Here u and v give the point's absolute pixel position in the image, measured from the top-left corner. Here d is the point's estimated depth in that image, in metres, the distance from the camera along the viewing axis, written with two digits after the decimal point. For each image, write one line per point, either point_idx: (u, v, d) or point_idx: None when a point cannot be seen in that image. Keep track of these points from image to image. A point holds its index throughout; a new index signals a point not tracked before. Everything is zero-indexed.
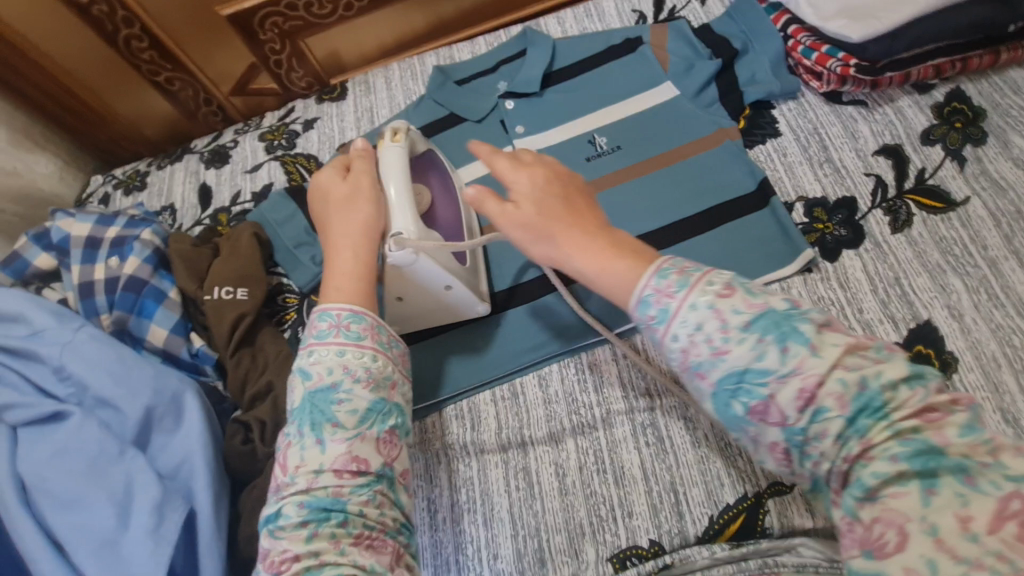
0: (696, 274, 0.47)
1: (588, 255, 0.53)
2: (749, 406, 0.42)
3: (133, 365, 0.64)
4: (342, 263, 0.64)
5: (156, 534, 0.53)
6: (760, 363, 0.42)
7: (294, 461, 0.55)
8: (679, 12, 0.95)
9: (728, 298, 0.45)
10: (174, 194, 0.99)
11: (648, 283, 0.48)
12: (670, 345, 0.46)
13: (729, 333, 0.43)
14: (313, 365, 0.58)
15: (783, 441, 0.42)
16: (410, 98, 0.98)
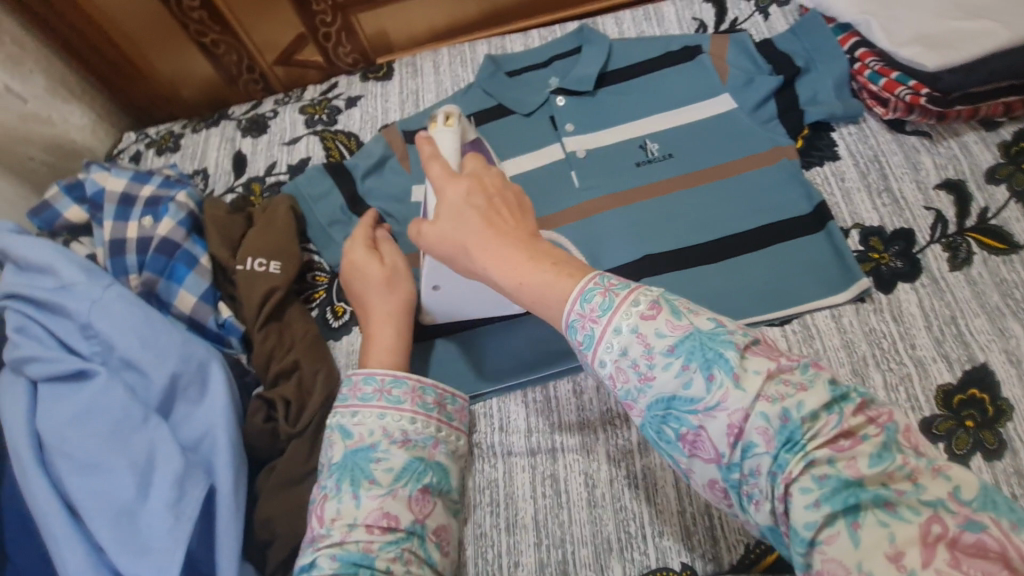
0: (621, 294, 0.46)
1: (505, 267, 0.52)
2: (680, 433, 0.42)
3: (161, 330, 0.62)
4: (383, 337, 0.69)
5: (177, 508, 0.51)
6: (686, 391, 0.41)
7: (330, 514, 0.57)
8: (741, 24, 0.93)
9: (650, 321, 0.44)
10: (207, 158, 0.97)
11: (572, 308, 0.47)
12: (600, 370, 0.46)
13: (653, 358, 0.43)
14: (356, 425, 0.62)
15: (721, 479, 0.41)
16: (458, 85, 0.96)
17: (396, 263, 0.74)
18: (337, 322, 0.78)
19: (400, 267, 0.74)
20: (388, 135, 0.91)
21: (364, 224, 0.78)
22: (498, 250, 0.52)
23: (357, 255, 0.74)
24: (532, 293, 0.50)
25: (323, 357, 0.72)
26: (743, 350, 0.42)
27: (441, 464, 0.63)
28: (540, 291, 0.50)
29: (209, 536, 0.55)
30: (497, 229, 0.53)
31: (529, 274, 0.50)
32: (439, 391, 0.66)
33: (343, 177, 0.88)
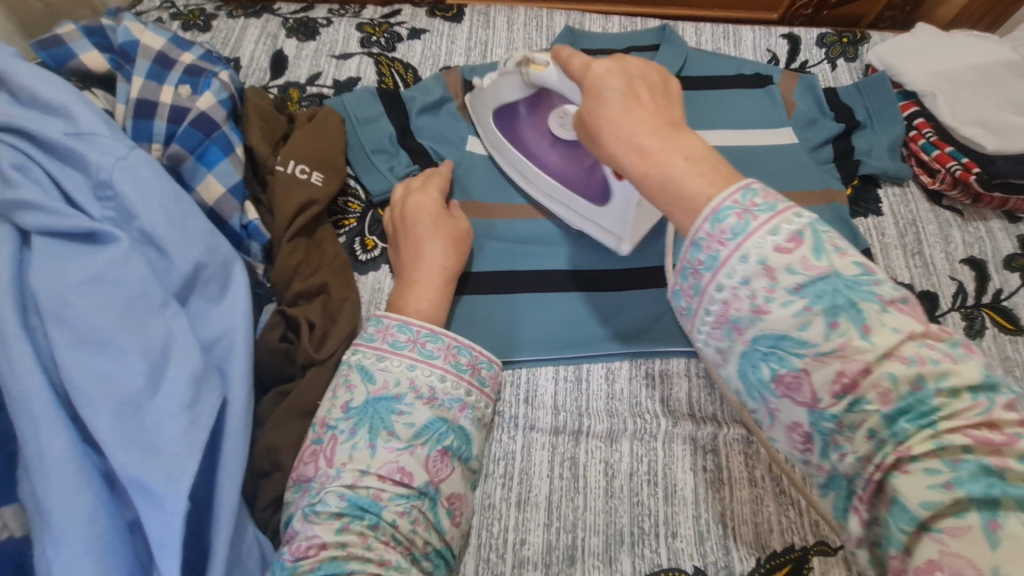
0: (762, 217, 0.39)
1: (634, 157, 0.44)
2: (777, 373, 0.38)
3: (190, 213, 0.53)
4: (425, 291, 0.62)
5: (191, 412, 0.44)
6: (800, 333, 0.37)
7: (341, 457, 0.50)
8: (810, 68, 0.95)
9: (787, 255, 0.38)
10: (241, 48, 0.88)
11: (701, 225, 0.40)
12: (712, 294, 0.40)
13: (773, 293, 0.38)
14: (381, 370, 0.54)
15: (808, 423, 0.38)
16: (530, 48, 0.92)
17: (462, 218, 0.69)
18: (365, 255, 0.73)
19: (469, 232, 0.69)
20: (449, 79, 0.83)
21: (434, 171, 0.73)
22: (631, 134, 0.45)
23: (425, 200, 0.68)
24: (653, 185, 0.43)
25: (351, 286, 0.66)
26: (886, 304, 0.36)
27: (466, 430, 0.55)
28: (665, 185, 0.43)
29: (212, 452, 0.48)
30: (636, 110, 0.46)
31: (658, 166, 0.43)
32: (475, 353, 0.59)
33: (396, 108, 0.80)
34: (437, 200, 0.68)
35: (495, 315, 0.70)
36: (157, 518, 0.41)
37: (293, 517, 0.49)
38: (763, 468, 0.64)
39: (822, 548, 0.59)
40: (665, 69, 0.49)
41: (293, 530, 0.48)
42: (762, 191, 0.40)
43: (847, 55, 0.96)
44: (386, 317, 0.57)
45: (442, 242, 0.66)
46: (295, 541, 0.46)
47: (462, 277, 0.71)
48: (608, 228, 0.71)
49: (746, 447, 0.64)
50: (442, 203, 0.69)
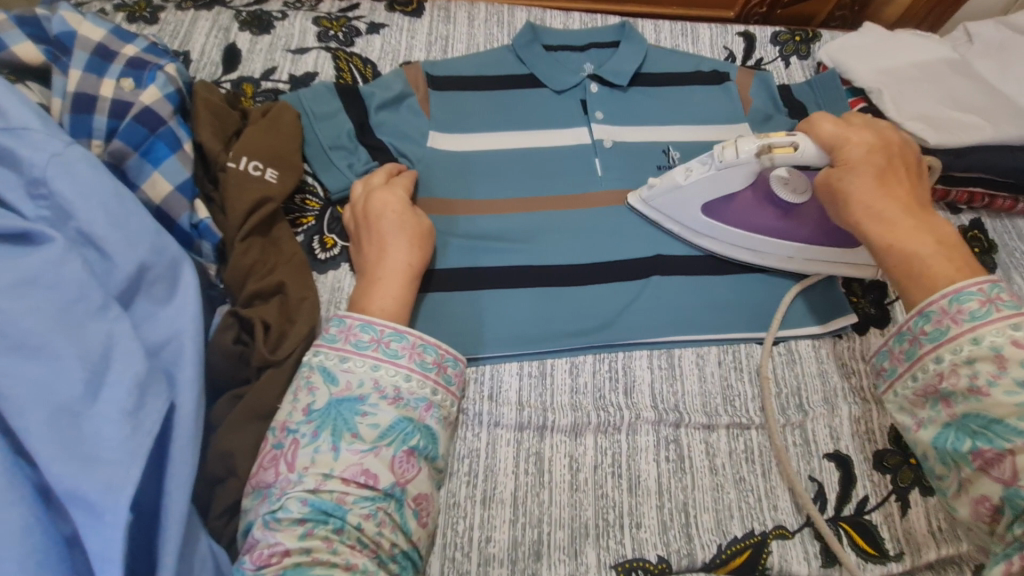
0: (1003, 310, 0.50)
1: (880, 227, 0.57)
2: (979, 448, 0.48)
3: (134, 212, 0.51)
4: (391, 288, 0.61)
5: (134, 419, 0.42)
6: (1018, 422, 0.46)
7: (303, 461, 0.49)
8: (765, 65, 0.97)
9: (1022, 350, 0.47)
10: (191, 42, 0.85)
11: (938, 300, 0.52)
12: (933, 364, 0.52)
13: (1000, 380, 0.48)
14: (344, 371, 0.53)
15: (996, 497, 0.47)
16: (491, 43, 0.91)
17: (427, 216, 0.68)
18: (324, 254, 0.72)
19: (433, 231, 0.68)
20: (410, 73, 0.81)
21: (395, 168, 0.72)
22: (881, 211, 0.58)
23: (391, 197, 0.67)
24: (896, 255, 0.56)
25: (310, 286, 0.65)
26: None
27: (432, 429, 0.54)
28: (910, 258, 0.55)
29: (159, 460, 0.46)
30: (886, 189, 0.59)
31: (908, 245, 0.56)
32: (442, 351, 0.57)
33: (354, 103, 0.78)
34: (404, 197, 0.67)
35: (456, 314, 0.69)
36: (97, 531, 0.39)
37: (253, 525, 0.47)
38: (723, 456, 0.65)
39: (778, 532, 0.61)
40: (914, 152, 0.63)
41: (253, 538, 0.46)
42: (1005, 289, 0.51)
43: (800, 53, 0.99)
44: (347, 317, 0.56)
45: (410, 238, 0.65)
46: (256, 549, 0.45)
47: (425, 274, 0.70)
48: (865, 262, 0.72)
49: (707, 436, 0.66)
50: (408, 201, 0.68)
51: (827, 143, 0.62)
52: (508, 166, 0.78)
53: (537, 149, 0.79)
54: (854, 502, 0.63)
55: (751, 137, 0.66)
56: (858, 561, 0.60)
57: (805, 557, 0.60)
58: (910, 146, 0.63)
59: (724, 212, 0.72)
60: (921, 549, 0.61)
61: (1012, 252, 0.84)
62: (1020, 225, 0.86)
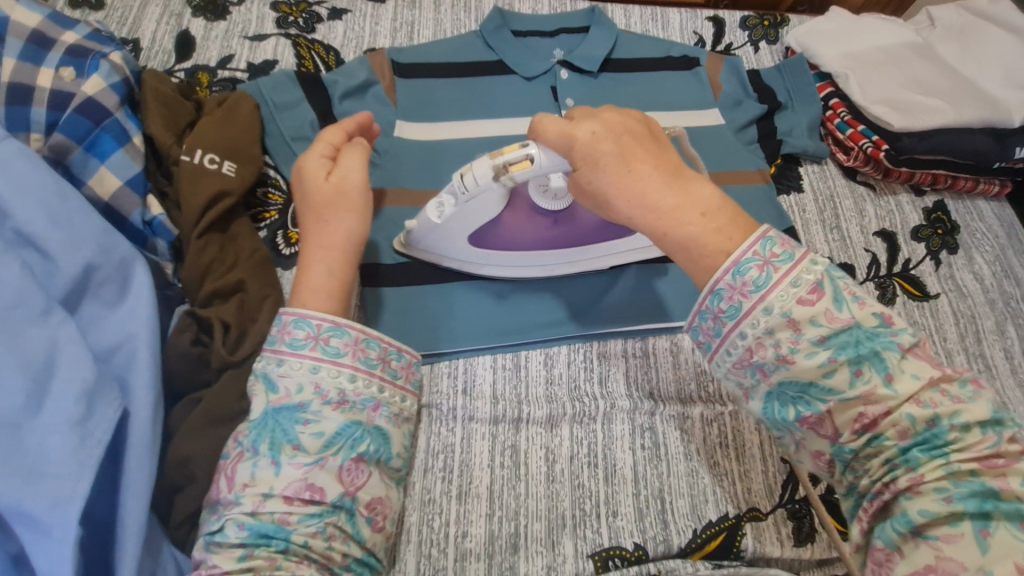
0: (782, 269, 0.46)
1: (647, 218, 0.50)
2: (802, 415, 0.45)
3: (78, 210, 0.48)
4: (313, 279, 0.56)
5: (82, 429, 0.40)
6: (827, 381, 0.44)
7: (241, 479, 0.47)
8: (734, 50, 0.97)
9: (811, 306, 0.45)
10: (142, 29, 0.81)
11: (723, 276, 0.47)
12: (737, 341, 0.47)
13: (800, 344, 0.44)
14: (282, 377, 0.50)
15: (829, 453, 0.45)
16: (458, 29, 0.89)
17: (345, 181, 0.60)
18: (288, 249, 0.69)
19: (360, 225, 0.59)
20: (374, 61, 0.78)
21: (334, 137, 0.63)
22: (642, 199, 0.50)
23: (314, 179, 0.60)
24: (674, 244, 0.50)
25: (272, 283, 0.63)
26: (906, 352, 0.44)
27: (382, 430, 0.52)
28: (687, 243, 0.49)
29: (112, 469, 0.44)
30: (638, 172, 0.50)
31: (678, 228, 0.49)
32: (386, 344, 0.55)
33: (317, 92, 0.75)
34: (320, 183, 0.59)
35: (424, 307, 0.68)
36: (44, 548, 0.37)
37: (197, 543, 0.47)
38: (698, 441, 0.65)
39: (752, 514, 0.61)
40: (646, 117, 0.55)
41: (197, 558, 0.46)
42: (779, 241, 0.47)
43: (768, 37, 0.99)
44: (281, 314, 0.52)
45: (323, 215, 0.59)
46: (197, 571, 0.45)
47: (372, 270, 0.68)
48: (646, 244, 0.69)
49: (681, 422, 0.66)
50: (324, 179, 0.60)
51: (558, 145, 0.53)
52: (477, 156, 0.76)
53: (506, 138, 0.78)
54: (826, 482, 0.64)
55: (483, 158, 0.57)
56: (828, 539, 0.61)
57: (778, 538, 0.61)
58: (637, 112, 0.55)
59: (501, 237, 0.66)
60: None
61: (973, 233, 0.87)
62: (980, 206, 0.89)
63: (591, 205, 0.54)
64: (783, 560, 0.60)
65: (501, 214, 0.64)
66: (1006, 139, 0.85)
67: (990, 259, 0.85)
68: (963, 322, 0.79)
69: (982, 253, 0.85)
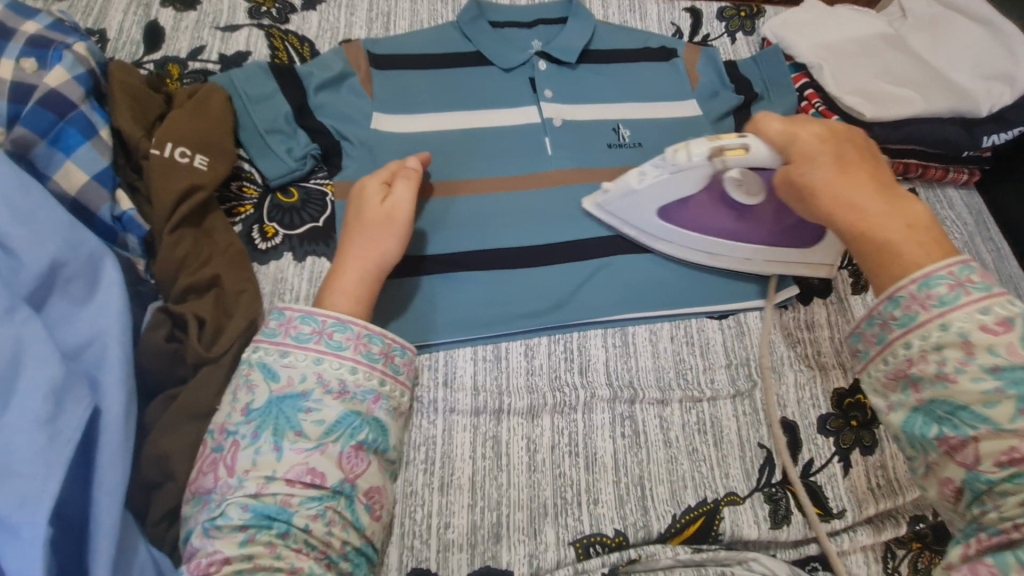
0: (973, 294, 0.44)
1: (849, 217, 0.51)
2: (943, 435, 0.44)
3: (41, 206, 0.47)
4: (346, 281, 0.57)
5: (51, 427, 0.40)
6: (984, 410, 0.42)
7: (243, 464, 0.47)
8: (712, 41, 0.98)
9: (992, 336, 0.43)
10: (109, 19, 0.79)
11: (907, 285, 0.46)
12: (901, 350, 0.46)
13: (968, 366, 0.43)
14: (285, 367, 0.50)
15: (959, 482, 0.43)
16: (436, 21, 0.88)
17: (397, 210, 0.61)
18: (264, 244, 0.69)
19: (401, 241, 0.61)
20: (350, 52, 0.77)
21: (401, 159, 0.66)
22: (852, 200, 0.51)
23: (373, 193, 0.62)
24: (870, 245, 0.50)
25: (248, 277, 0.62)
26: None
27: (382, 422, 0.52)
28: (887, 246, 0.49)
29: (84, 467, 0.43)
30: (850, 177, 0.52)
31: (879, 231, 0.50)
32: (388, 340, 0.54)
33: (291, 83, 0.74)
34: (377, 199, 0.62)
35: (404, 300, 0.67)
36: (12, 549, 0.36)
37: (192, 533, 0.46)
38: (677, 428, 0.66)
39: (729, 499, 0.63)
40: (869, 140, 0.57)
41: (193, 547, 0.45)
42: (978, 270, 0.45)
43: (745, 28, 0.99)
44: (285, 309, 0.52)
45: (368, 233, 0.60)
46: (194, 558, 0.44)
47: (416, 262, 0.69)
48: (821, 262, 0.72)
49: (660, 410, 0.67)
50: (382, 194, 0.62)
51: (779, 142, 0.57)
52: (457, 147, 0.76)
53: (486, 130, 0.77)
54: (800, 465, 0.65)
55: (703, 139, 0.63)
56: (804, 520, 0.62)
57: (754, 520, 0.62)
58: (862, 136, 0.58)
59: (683, 216, 0.70)
60: (861, 505, 0.64)
61: (943, 220, 0.89)
62: (950, 194, 0.92)
63: (791, 200, 0.56)
64: (759, 541, 0.61)
65: (694, 195, 0.69)
66: (974, 128, 0.86)
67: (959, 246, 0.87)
68: None
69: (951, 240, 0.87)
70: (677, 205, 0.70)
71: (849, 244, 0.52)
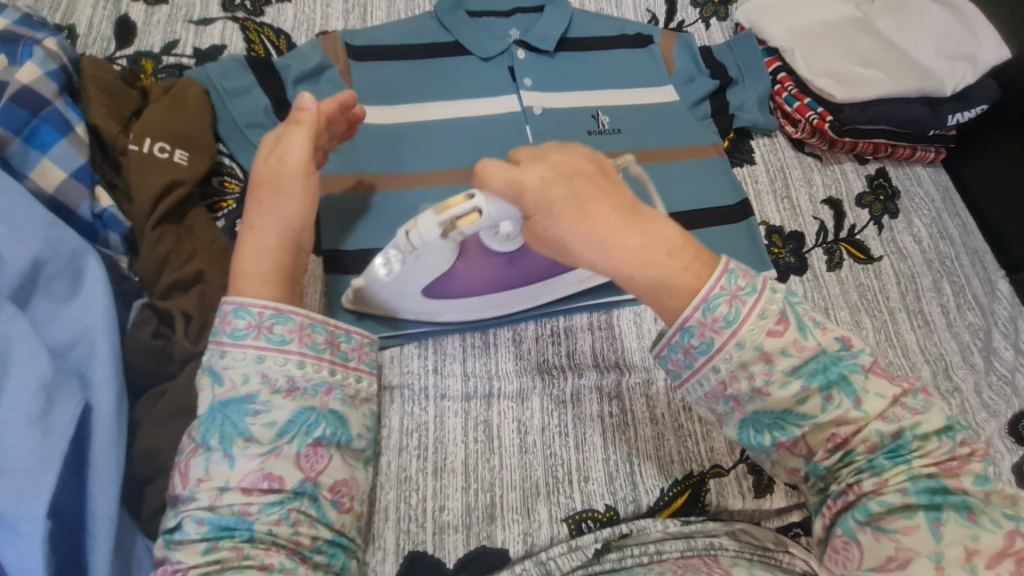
0: (749, 301, 0.44)
1: (615, 260, 0.44)
2: (778, 441, 0.45)
3: (22, 204, 0.47)
4: (248, 262, 0.53)
5: (43, 424, 0.40)
6: (801, 409, 0.44)
7: (196, 474, 0.46)
8: (687, 27, 0.99)
9: (779, 338, 0.44)
10: (78, 14, 0.78)
11: (693, 313, 0.44)
12: (712, 376, 0.45)
13: (773, 377, 0.43)
14: (226, 369, 0.48)
15: (804, 469, 0.46)
16: (413, 11, 0.87)
17: (286, 163, 0.55)
18: None
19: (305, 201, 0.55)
20: (327, 44, 0.77)
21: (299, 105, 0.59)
22: (606, 243, 0.44)
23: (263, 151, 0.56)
24: (640, 285, 0.45)
25: (232, 272, 0.62)
26: (868, 372, 0.45)
27: (339, 413, 0.51)
28: (656, 283, 0.45)
29: (77, 464, 0.43)
30: (597, 217, 0.44)
31: (648, 270, 0.44)
32: (332, 328, 0.53)
33: (269, 77, 0.73)
34: (266, 154, 0.56)
35: None
36: (10, 544, 0.37)
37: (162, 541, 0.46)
38: (662, 406, 0.68)
39: (715, 472, 0.65)
40: (592, 152, 0.47)
41: (161, 556, 0.45)
42: (740, 271, 0.45)
43: (719, 14, 1.01)
44: (219, 304, 0.49)
45: (261, 199, 0.55)
46: (163, 566, 0.44)
47: None
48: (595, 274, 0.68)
49: (646, 389, 0.69)
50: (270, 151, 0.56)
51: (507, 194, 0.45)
52: (437, 138, 0.76)
53: (466, 119, 0.77)
54: None
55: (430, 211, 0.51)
56: (785, 488, 0.65)
57: (739, 491, 0.64)
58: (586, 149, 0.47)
59: (447, 287, 0.62)
60: None
61: (913, 198, 0.92)
62: (919, 172, 0.95)
63: (547, 250, 0.47)
64: (743, 511, 0.64)
65: (452, 266, 0.59)
66: (939, 107, 0.89)
67: (927, 222, 0.90)
68: (903, 282, 0.84)
69: (920, 216, 0.90)
70: (438, 283, 0.61)
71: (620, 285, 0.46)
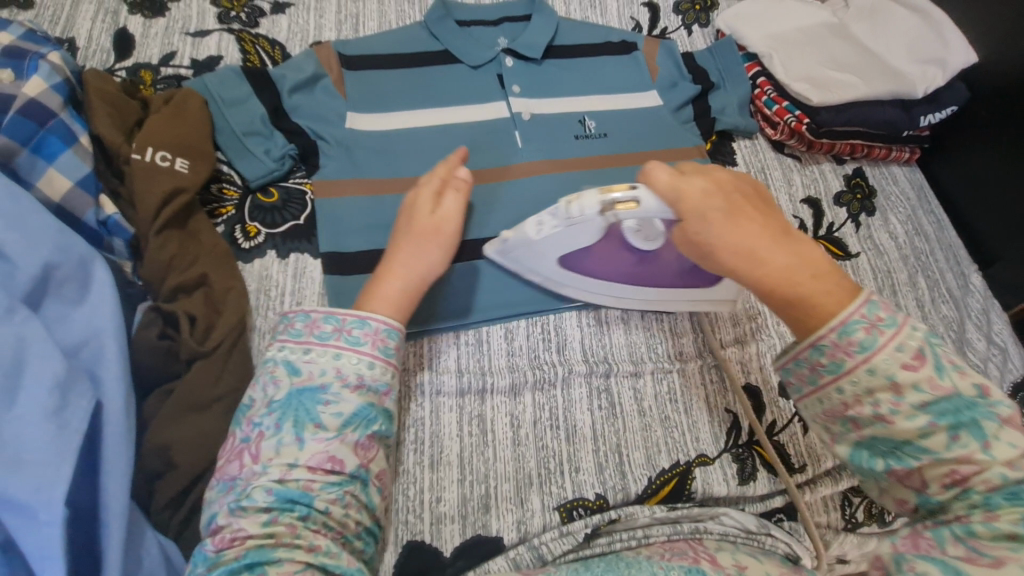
0: (887, 333, 0.43)
1: (759, 274, 0.49)
2: (891, 467, 0.43)
3: (33, 211, 0.49)
4: (387, 288, 0.57)
5: (58, 418, 0.42)
6: (922, 441, 0.42)
7: (268, 452, 0.48)
8: (670, 34, 1.02)
9: (914, 372, 0.43)
10: (77, 27, 0.80)
11: (828, 333, 0.45)
12: (834, 395, 0.45)
13: (901, 407, 0.43)
14: (306, 363, 0.51)
15: (915, 503, 0.43)
16: (404, 21, 0.90)
17: (446, 221, 0.61)
18: (247, 243, 0.71)
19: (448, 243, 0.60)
20: (321, 54, 0.79)
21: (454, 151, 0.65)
22: (750, 249, 0.49)
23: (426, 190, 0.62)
24: (781, 302, 0.48)
25: (234, 274, 0.64)
26: (1005, 421, 0.41)
27: (391, 410, 0.53)
28: (797, 302, 0.47)
29: (91, 457, 0.45)
30: (745, 229, 0.49)
31: (790, 287, 0.48)
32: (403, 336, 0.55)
33: (265, 86, 0.75)
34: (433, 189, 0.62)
35: None
36: (29, 531, 0.39)
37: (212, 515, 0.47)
38: (650, 399, 0.71)
39: (700, 460, 0.68)
40: (755, 182, 0.54)
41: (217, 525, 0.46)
42: (882, 304, 0.45)
43: (700, 21, 1.04)
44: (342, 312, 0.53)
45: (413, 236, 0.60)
46: (220, 533, 0.45)
47: None
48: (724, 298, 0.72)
49: (634, 382, 0.71)
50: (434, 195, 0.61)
51: (666, 195, 0.52)
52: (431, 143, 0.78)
53: (459, 125, 0.80)
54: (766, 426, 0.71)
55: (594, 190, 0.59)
56: (768, 475, 0.68)
57: (724, 479, 0.67)
58: (747, 178, 0.54)
59: (575, 262, 0.69)
60: (819, 459, 0.70)
61: (888, 196, 0.96)
62: (894, 171, 0.99)
63: (693, 255, 0.53)
64: (728, 497, 0.67)
65: (593, 244, 0.67)
66: (912, 109, 0.93)
67: (903, 219, 0.94)
68: (880, 277, 0.88)
69: (896, 214, 0.94)
70: (572, 257, 0.68)
71: (760, 298, 0.50)
